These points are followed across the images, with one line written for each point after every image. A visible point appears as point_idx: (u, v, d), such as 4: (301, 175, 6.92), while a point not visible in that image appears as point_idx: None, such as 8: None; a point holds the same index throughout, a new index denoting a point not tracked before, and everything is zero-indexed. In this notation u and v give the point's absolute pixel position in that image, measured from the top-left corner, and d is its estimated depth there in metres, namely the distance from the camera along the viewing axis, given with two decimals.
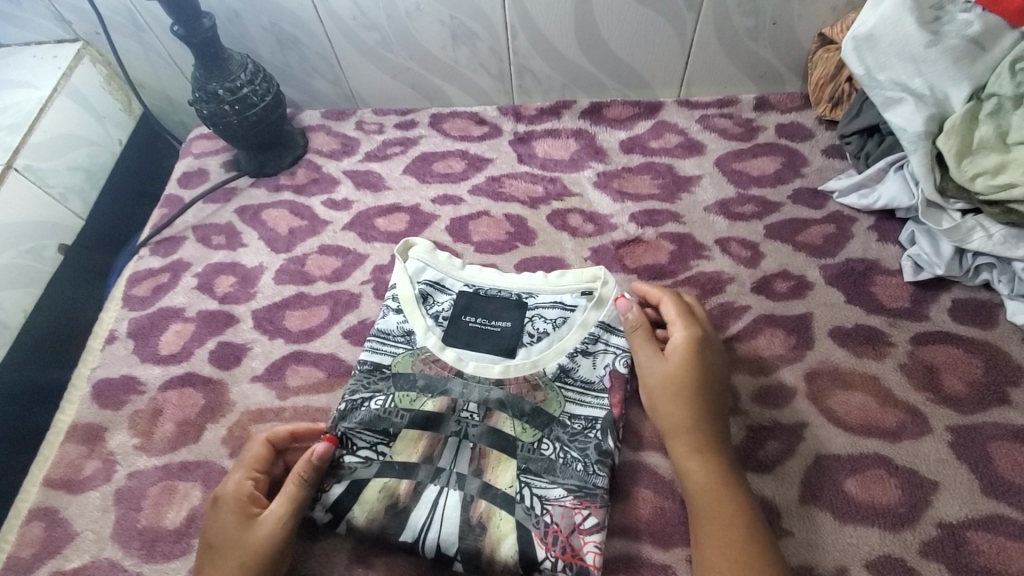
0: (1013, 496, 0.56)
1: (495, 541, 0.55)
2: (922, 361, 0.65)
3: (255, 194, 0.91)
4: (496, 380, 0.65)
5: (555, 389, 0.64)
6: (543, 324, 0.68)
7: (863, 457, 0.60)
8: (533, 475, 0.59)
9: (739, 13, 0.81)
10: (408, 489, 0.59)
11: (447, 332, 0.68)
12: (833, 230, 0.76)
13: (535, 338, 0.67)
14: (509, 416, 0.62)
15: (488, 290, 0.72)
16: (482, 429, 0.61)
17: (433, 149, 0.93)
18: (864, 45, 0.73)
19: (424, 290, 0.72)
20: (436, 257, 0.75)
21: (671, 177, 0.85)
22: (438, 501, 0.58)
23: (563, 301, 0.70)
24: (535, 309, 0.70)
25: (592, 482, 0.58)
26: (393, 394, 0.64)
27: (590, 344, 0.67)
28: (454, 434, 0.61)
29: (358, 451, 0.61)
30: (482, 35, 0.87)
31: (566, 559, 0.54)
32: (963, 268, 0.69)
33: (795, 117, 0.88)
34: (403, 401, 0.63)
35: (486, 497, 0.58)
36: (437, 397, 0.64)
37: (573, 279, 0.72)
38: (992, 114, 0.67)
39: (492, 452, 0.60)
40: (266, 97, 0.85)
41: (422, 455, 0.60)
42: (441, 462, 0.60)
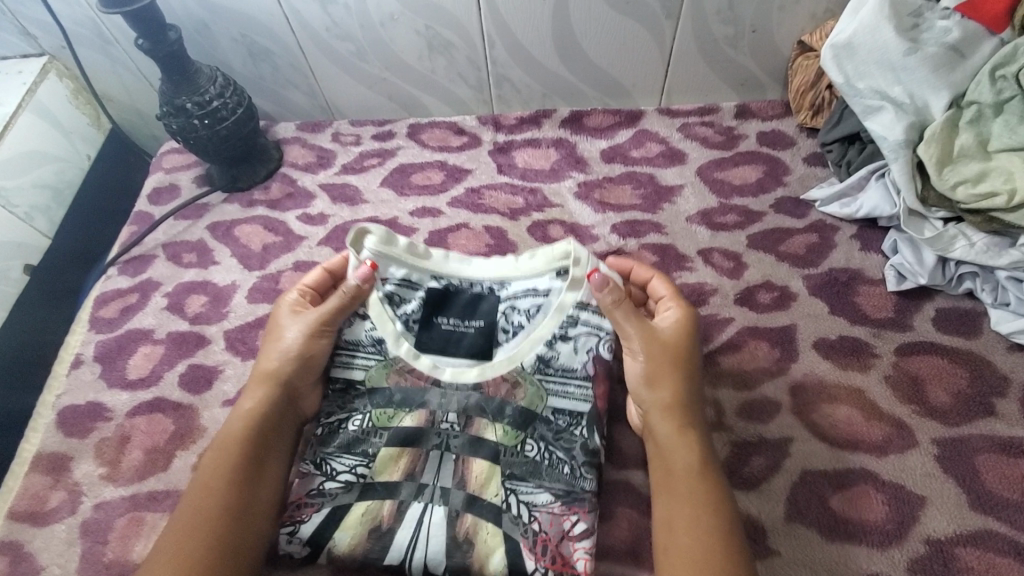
0: (1002, 510, 0.55)
1: (484, 556, 0.54)
2: (907, 372, 0.64)
3: (228, 210, 0.88)
4: (473, 384, 0.62)
5: (536, 383, 0.62)
6: (518, 317, 0.65)
7: (850, 472, 0.59)
8: (518, 480, 0.57)
9: (718, 21, 0.80)
10: (391, 511, 0.57)
11: (420, 338, 0.65)
12: (816, 239, 0.76)
13: (511, 335, 0.64)
14: (490, 422, 0.60)
15: (458, 285, 0.68)
16: (463, 440, 0.59)
17: (412, 160, 0.91)
18: (843, 54, 0.72)
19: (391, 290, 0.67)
20: (393, 247, 0.67)
21: (653, 187, 0.84)
22: (423, 518, 0.56)
23: (538, 288, 0.66)
24: (508, 302, 0.66)
25: (580, 486, 0.57)
26: (370, 412, 0.62)
27: (568, 328, 0.63)
28: (436, 446, 0.59)
29: (337, 475, 0.59)
30: (458, 45, 0.86)
31: (556, 569, 0.53)
32: (946, 277, 0.69)
33: (776, 124, 0.88)
34: (381, 418, 0.61)
35: (472, 510, 0.56)
36: (414, 411, 0.61)
37: (543, 262, 0.66)
38: (972, 122, 0.66)
39: (476, 463, 0.58)
40: (237, 110, 0.83)
41: (405, 473, 0.58)
42: (426, 479, 0.58)
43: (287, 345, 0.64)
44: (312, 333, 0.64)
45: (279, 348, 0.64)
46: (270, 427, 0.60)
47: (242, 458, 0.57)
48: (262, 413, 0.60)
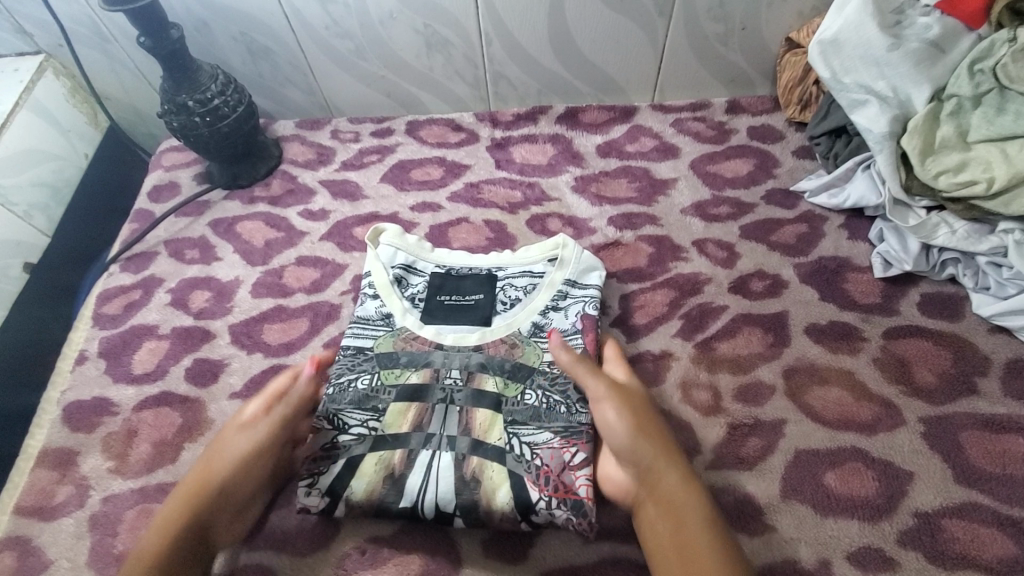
0: (984, 483, 0.58)
1: (491, 492, 0.56)
2: (894, 355, 0.67)
3: (229, 206, 0.89)
4: (475, 347, 0.65)
5: (533, 344, 0.65)
6: (514, 292, 0.69)
7: (841, 450, 0.61)
8: (520, 425, 0.59)
9: (708, 19, 0.83)
10: (403, 458, 0.58)
11: (425, 312, 0.68)
12: (805, 229, 0.78)
13: (508, 306, 0.68)
14: (491, 375, 0.63)
15: (459, 271, 0.72)
16: (467, 393, 0.61)
17: (411, 156, 0.92)
18: (829, 49, 0.74)
19: (401, 271, 0.72)
20: (406, 241, 0.74)
21: (647, 181, 0.86)
22: (432, 464, 0.58)
23: (532, 270, 0.71)
24: (505, 281, 0.71)
25: (577, 421, 0.59)
26: (379, 371, 0.63)
27: (560, 300, 0.68)
28: (441, 398, 0.61)
29: (349, 429, 0.60)
30: (456, 42, 0.87)
31: (559, 496, 0.55)
32: (930, 264, 0.71)
33: (766, 119, 0.91)
34: (389, 375, 0.63)
35: (478, 453, 0.58)
36: (420, 369, 0.63)
37: (538, 249, 0.73)
38: (952, 114, 0.69)
39: (479, 412, 0.60)
40: (237, 107, 0.84)
41: (414, 424, 0.60)
42: (433, 426, 0.60)
43: (243, 477, 0.57)
44: (255, 443, 0.58)
45: (230, 462, 0.57)
46: (183, 564, 0.52)
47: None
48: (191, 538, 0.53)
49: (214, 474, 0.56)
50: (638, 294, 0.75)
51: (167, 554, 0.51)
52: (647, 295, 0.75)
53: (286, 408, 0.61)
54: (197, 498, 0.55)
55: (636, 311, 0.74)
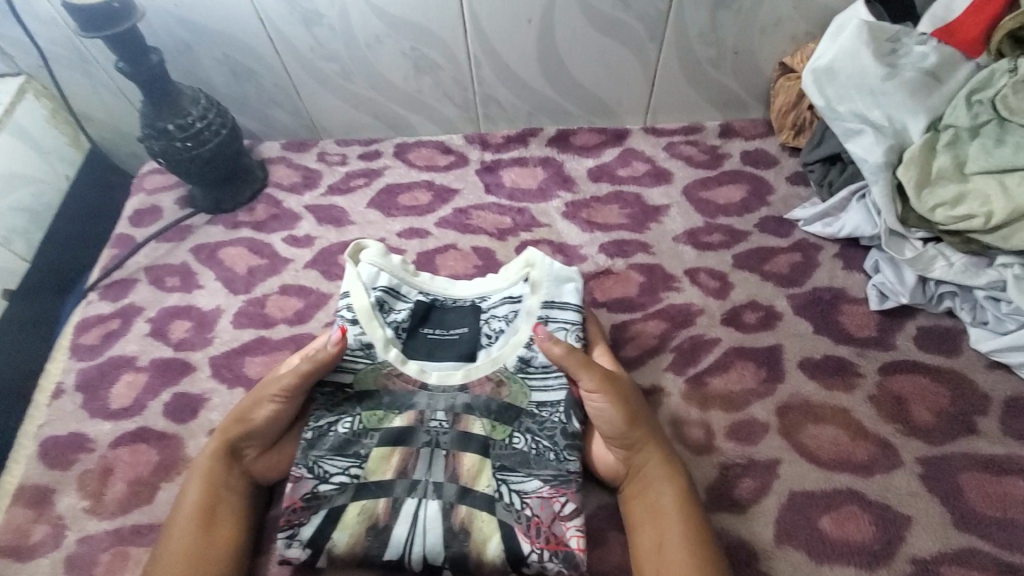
0: (984, 528, 0.56)
1: (481, 544, 0.55)
2: (891, 392, 0.65)
3: (212, 232, 0.87)
4: (459, 386, 0.63)
5: (519, 381, 0.63)
6: (498, 323, 0.67)
7: (836, 492, 0.59)
8: (508, 471, 0.58)
9: (700, 43, 0.82)
10: (387, 507, 0.56)
11: (407, 345, 0.66)
12: (799, 259, 0.77)
13: (493, 339, 0.66)
14: (477, 417, 0.61)
15: (443, 301, 0.70)
16: (452, 436, 0.60)
17: (398, 180, 0.91)
18: (823, 78, 0.73)
19: (382, 295, 0.68)
20: (390, 262, 0.71)
21: (639, 207, 0.84)
22: (418, 514, 0.56)
23: (514, 296, 0.69)
24: (489, 312, 0.69)
25: (566, 469, 0.58)
26: (361, 415, 0.61)
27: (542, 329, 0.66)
28: (426, 442, 0.59)
29: (331, 477, 0.58)
30: (444, 65, 0.86)
31: (551, 548, 0.54)
32: (926, 296, 0.70)
33: (759, 144, 0.89)
34: (372, 418, 0.61)
35: (466, 502, 0.56)
36: (404, 411, 0.61)
37: (520, 269, 0.70)
38: (949, 145, 0.67)
39: (466, 457, 0.58)
40: (220, 132, 0.82)
41: (398, 471, 0.58)
42: (419, 472, 0.58)
43: (260, 430, 0.60)
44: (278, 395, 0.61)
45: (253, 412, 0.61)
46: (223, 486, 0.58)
47: (184, 520, 0.55)
48: (218, 477, 0.58)
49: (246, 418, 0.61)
50: (629, 325, 0.73)
51: (200, 492, 0.57)
52: (638, 326, 0.73)
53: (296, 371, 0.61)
54: (225, 441, 0.60)
55: (627, 343, 0.72)
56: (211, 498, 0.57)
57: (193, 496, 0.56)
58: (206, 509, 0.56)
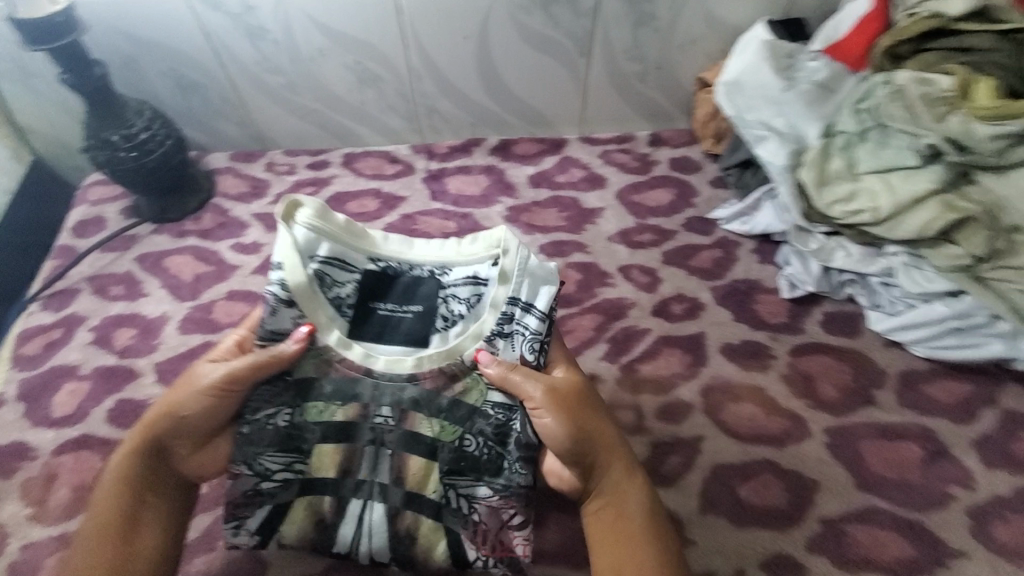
0: (881, 488, 0.63)
1: (426, 546, 0.57)
2: (801, 371, 0.72)
3: (158, 241, 0.88)
4: (408, 376, 0.57)
5: (476, 377, 0.58)
6: (458, 306, 0.58)
7: (753, 463, 0.65)
8: (456, 476, 0.56)
9: (626, 59, 0.89)
10: (333, 506, 0.57)
11: (352, 325, 0.58)
12: (720, 254, 0.84)
13: (450, 323, 0.58)
14: (426, 416, 0.56)
15: (398, 268, 0.59)
16: (399, 436, 0.56)
17: (346, 188, 0.94)
18: (732, 90, 0.80)
19: (320, 274, 0.57)
20: (331, 220, 0.58)
21: (576, 210, 0.90)
22: (364, 517, 0.56)
23: (477, 274, 0.59)
24: (449, 288, 0.59)
25: (517, 480, 0.55)
26: (300, 407, 0.56)
27: (504, 325, 0.58)
28: (371, 440, 0.57)
29: (273, 475, 0.56)
30: (387, 78, 0.90)
31: (495, 555, 0.56)
32: (830, 284, 0.77)
33: (685, 151, 0.97)
34: (313, 412, 0.57)
35: (412, 508, 0.56)
36: (347, 404, 0.57)
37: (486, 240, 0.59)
38: (841, 148, 0.76)
39: (413, 462, 0.56)
40: (166, 142, 0.84)
41: (343, 469, 0.57)
42: (365, 466, 0.57)
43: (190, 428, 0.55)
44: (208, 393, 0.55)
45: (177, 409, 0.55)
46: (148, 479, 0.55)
47: (103, 527, 0.52)
48: (145, 481, 0.55)
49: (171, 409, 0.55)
50: (566, 319, 0.78)
51: (122, 496, 0.53)
52: (575, 320, 0.78)
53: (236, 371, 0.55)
54: (149, 441, 0.55)
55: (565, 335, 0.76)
56: (133, 505, 0.53)
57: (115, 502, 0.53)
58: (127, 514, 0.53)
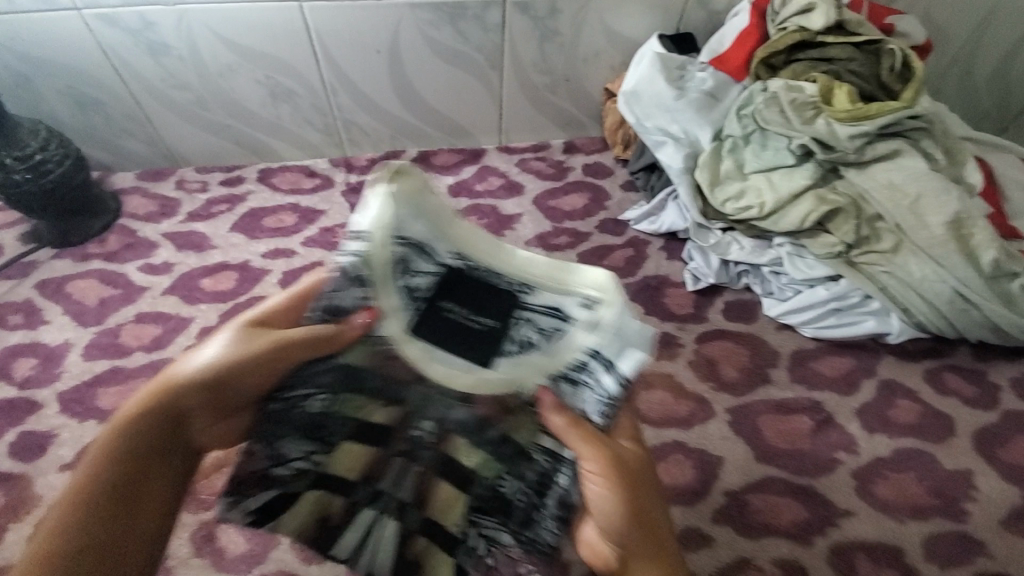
0: (778, 459, 0.69)
1: None
2: (705, 356, 0.78)
3: (59, 266, 0.84)
4: (463, 397, 0.42)
5: (531, 413, 0.42)
6: (528, 334, 0.42)
7: (664, 444, 0.69)
8: (483, 515, 0.45)
9: (535, 72, 0.93)
10: (341, 509, 0.47)
11: (417, 315, 0.42)
12: (632, 253, 0.89)
13: (519, 350, 0.42)
14: (468, 442, 0.44)
15: (479, 267, 0.42)
16: (434, 454, 0.45)
17: (263, 204, 0.92)
18: (632, 100, 0.87)
19: (355, 259, 0.39)
20: (426, 198, 0.41)
21: (495, 217, 0.93)
22: (372, 532, 0.47)
23: (563, 308, 0.42)
24: (528, 310, 0.42)
25: (544, 542, 0.44)
26: (337, 395, 0.43)
27: (573, 371, 0.41)
28: (405, 450, 0.45)
29: (288, 461, 0.44)
30: (301, 92, 0.90)
31: None
32: (729, 275, 0.84)
33: (598, 157, 1.02)
34: (354, 404, 0.44)
35: (427, 536, 0.47)
36: (387, 405, 0.44)
37: (595, 276, 0.41)
38: (730, 150, 0.83)
39: (441, 490, 0.46)
40: (64, 162, 0.80)
41: (365, 472, 0.46)
42: (390, 477, 0.46)
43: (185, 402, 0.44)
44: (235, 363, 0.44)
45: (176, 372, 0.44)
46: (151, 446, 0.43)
47: (68, 525, 0.39)
48: (139, 466, 0.42)
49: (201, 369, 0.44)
50: None
51: (101, 487, 0.40)
52: None
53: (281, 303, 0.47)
54: (161, 404, 0.44)
55: None
56: (118, 489, 0.41)
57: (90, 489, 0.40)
58: (112, 503, 0.40)
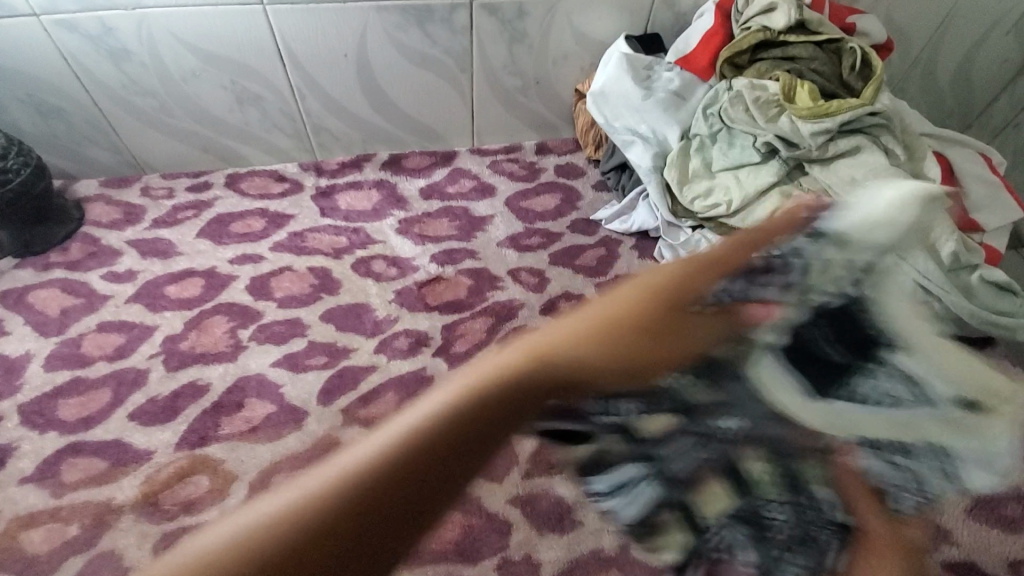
0: None
1: (664, 542, 0.48)
2: None
3: (19, 276, 0.82)
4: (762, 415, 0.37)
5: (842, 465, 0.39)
6: (888, 389, 0.34)
7: None
8: (743, 520, 0.44)
9: (506, 74, 0.93)
10: (603, 456, 0.45)
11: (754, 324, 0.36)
12: (603, 252, 0.89)
13: (889, 404, 0.34)
14: (767, 461, 0.40)
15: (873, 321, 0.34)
16: (714, 455, 0.42)
17: (230, 210, 0.91)
18: (600, 100, 0.87)
19: (810, 257, 0.36)
20: (891, 216, 0.35)
21: (467, 219, 0.92)
22: (634, 489, 0.46)
23: (908, 398, 0.34)
24: (882, 379, 0.34)
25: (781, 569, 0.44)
26: (695, 374, 0.35)
27: (897, 453, 0.35)
28: (704, 431, 0.40)
29: (613, 412, 0.37)
30: (268, 97, 0.89)
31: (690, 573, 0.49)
32: None
33: (570, 158, 1.02)
34: (691, 386, 0.36)
35: (682, 514, 0.45)
36: (716, 409, 0.38)
37: (1007, 427, 0.33)
38: (697, 150, 0.83)
39: (714, 486, 0.43)
40: (23, 171, 0.78)
41: (650, 428, 0.40)
42: (675, 441, 0.42)
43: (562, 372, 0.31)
44: (587, 349, 0.31)
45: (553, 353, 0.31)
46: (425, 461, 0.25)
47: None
48: (408, 482, 0.24)
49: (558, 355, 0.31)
50: (458, 324, 0.79)
51: (357, 488, 0.23)
52: (466, 324, 0.79)
53: (690, 267, 0.36)
54: (503, 388, 0.28)
55: (457, 340, 0.77)
56: (372, 516, 0.23)
57: (289, 533, 0.22)
58: (394, 490, 0.24)
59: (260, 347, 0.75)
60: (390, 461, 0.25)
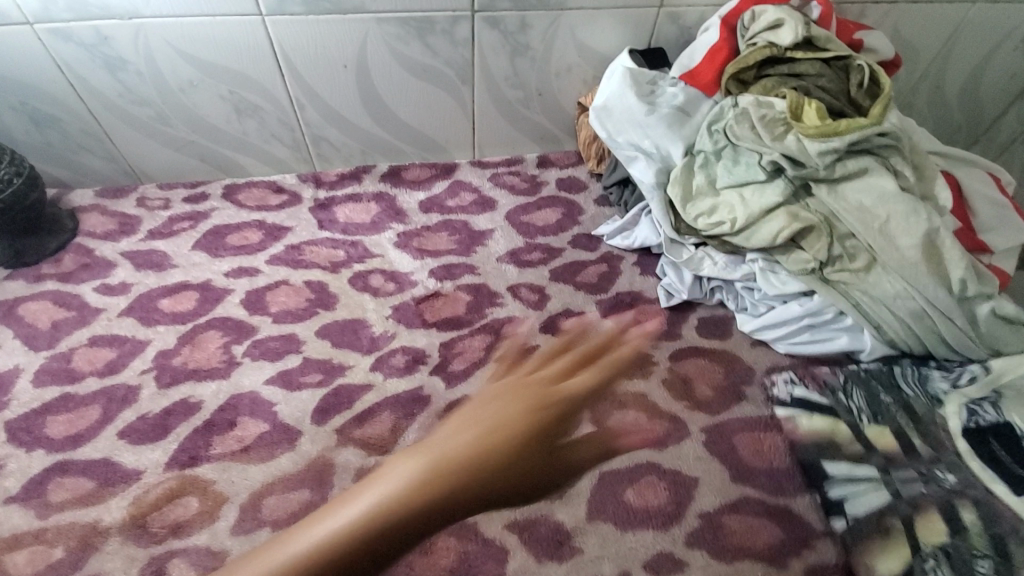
0: (755, 478, 0.66)
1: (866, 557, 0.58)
2: (679, 374, 0.76)
3: (11, 288, 0.80)
4: None
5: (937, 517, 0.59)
6: None
7: (637, 466, 0.67)
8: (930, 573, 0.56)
9: (508, 86, 0.92)
10: (854, 453, 0.66)
11: None
12: (605, 268, 0.88)
13: None
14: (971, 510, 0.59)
15: None
16: (955, 477, 0.62)
17: (227, 221, 0.90)
18: (603, 115, 0.86)
19: None
20: None
21: (467, 233, 0.91)
22: (862, 488, 0.63)
23: None
24: None
25: None
26: (958, 492, 0.61)
27: None
28: (923, 472, 0.63)
29: (854, 404, 0.70)
30: (266, 107, 0.88)
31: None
32: (703, 291, 0.83)
33: (572, 171, 1.01)
34: (879, 431, 0.67)
35: (902, 533, 0.59)
36: (923, 437, 0.66)
37: None
38: (701, 166, 0.82)
39: (932, 521, 0.59)
40: (14, 181, 0.77)
41: (889, 453, 0.65)
42: (906, 473, 0.63)
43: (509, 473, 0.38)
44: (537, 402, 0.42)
45: (503, 418, 0.39)
46: (485, 480, 0.37)
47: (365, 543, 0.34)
48: (435, 504, 0.35)
49: (507, 429, 0.39)
50: (456, 341, 0.78)
51: (412, 502, 0.35)
52: (465, 341, 0.77)
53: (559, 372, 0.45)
54: (477, 448, 0.38)
55: (455, 358, 0.76)
56: (428, 515, 0.35)
57: (354, 536, 0.34)
58: (432, 488, 0.35)
59: (253, 363, 0.73)
60: (419, 494, 0.35)
